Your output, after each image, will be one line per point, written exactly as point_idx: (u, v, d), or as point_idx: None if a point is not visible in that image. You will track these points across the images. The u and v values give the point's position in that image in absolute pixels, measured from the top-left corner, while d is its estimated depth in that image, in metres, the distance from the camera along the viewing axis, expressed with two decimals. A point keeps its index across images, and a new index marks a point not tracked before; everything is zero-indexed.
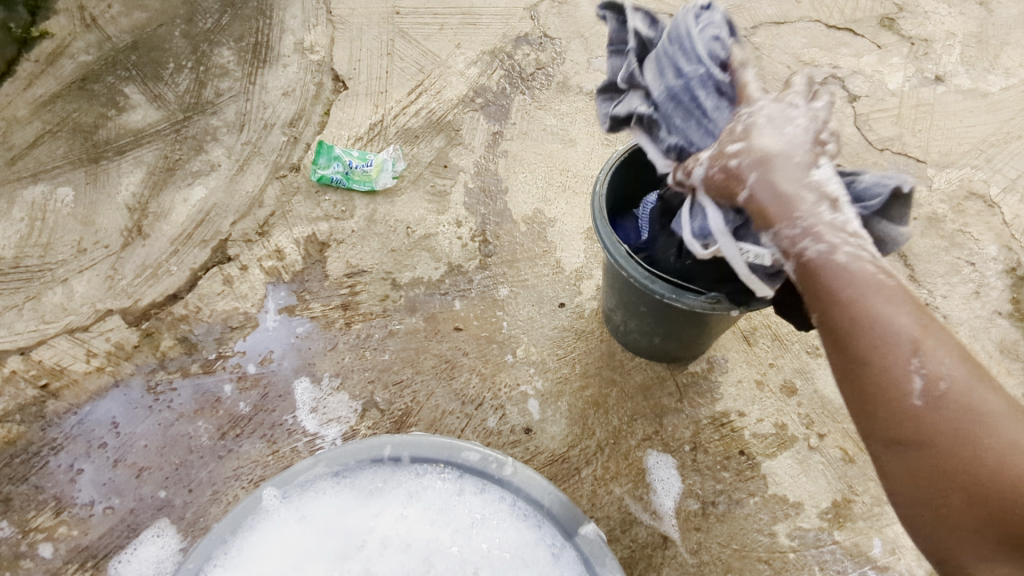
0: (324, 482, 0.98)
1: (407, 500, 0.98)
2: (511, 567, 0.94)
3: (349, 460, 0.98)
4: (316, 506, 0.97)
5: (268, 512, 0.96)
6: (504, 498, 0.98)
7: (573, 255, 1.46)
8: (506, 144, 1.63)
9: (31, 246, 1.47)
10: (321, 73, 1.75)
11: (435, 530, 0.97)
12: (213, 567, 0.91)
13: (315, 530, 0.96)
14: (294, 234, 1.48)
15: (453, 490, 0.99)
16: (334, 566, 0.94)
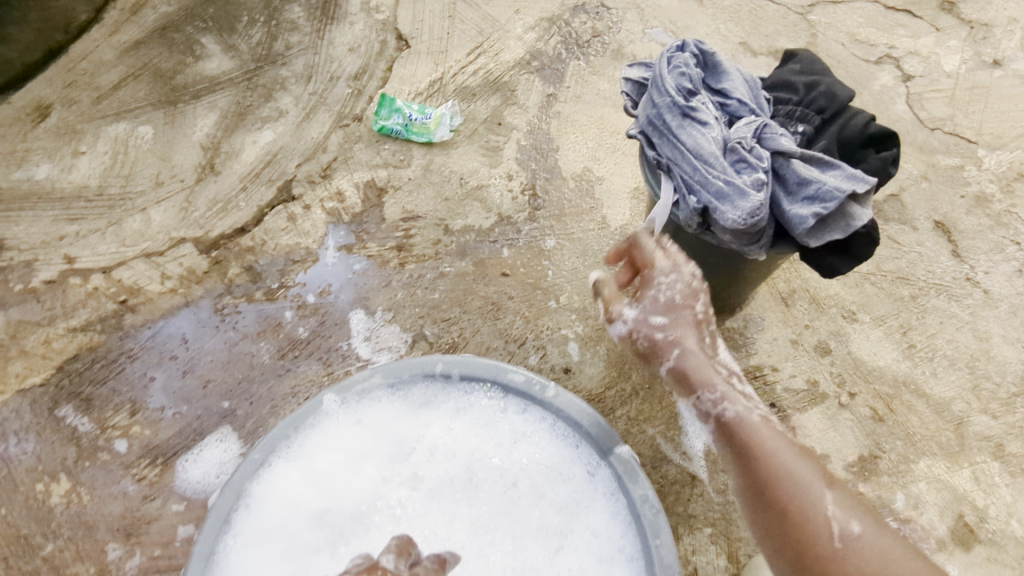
0: (379, 392, 1.06)
1: (454, 414, 1.07)
2: (548, 480, 1.02)
3: (403, 374, 1.05)
4: (372, 413, 1.05)
5: (328, 415, 1.04)
6: (545, 418, 1.05)
7: (619, 213, 1.52)
8: (560, 106, 1.69)
9: (113, 177, 1.58)
10: (385, 31, 1.82)
11: (480, 442, 1.05)
12: (277, 460, 1.00)
13: (369, 434, 1.05)
14: (355, 179, 1.56)
15: (497, 408, 1.06)
16: (385, 467, 1.04)
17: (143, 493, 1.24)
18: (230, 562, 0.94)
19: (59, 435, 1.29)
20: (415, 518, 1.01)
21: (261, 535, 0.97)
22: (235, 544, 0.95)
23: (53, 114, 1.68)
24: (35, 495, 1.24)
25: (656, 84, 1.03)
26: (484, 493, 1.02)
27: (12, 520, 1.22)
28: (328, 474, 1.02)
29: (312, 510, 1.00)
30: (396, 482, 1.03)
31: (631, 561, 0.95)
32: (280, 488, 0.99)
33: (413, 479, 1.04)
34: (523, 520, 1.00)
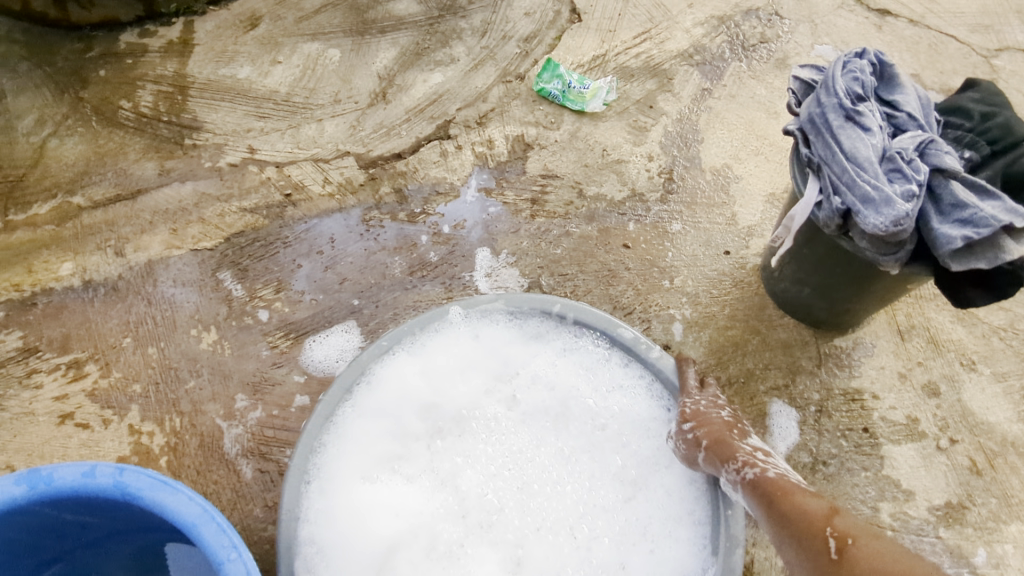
0: (498, 316, 1.17)
1: (560, 351, 1.18)
2: (632, 430, 1.14)
3: (524, 305, 1.15)
4: (488, 332, 1.17)
5: (450, 325, 1.16)
6: (643, 376, 1.15)
7: (749, 213, 1.54)
8: (712, 102, 1.72)
9: (300, 88, 1.78)
10: (561, 2, 1.91)
11: (577, 382, 1.17)
12: (400, 350, 1.13)
13: (482, 348, 1.17)
14: (506, 131, 1.67)
15: (601, 356, 1.16)
16: (491, 381, 1.18)
17: (273, 359, 1.37)
18: (347, 428, 1.08)
19: (217, 294, 1.44)
20: (506, 433, 1.16)
21: (377, 411, 1.11)
22: (353, 415, 1.09)
23: (262, 25, 1.91)
24: (189, 338, 1.40)
25: (825, 85, 1.06)
26: (573, 426, 1.16)
27: (167, 354, 1.38)
28: (440, 375, 1.16)
29: (422, 402, 1.14)
30: (495, 398, 1.17)
31: (698, 524, 1.05)
32: (399, 375, 1.13)
33: (510, 399, 1.17)
34: (604, 460, 1.13)
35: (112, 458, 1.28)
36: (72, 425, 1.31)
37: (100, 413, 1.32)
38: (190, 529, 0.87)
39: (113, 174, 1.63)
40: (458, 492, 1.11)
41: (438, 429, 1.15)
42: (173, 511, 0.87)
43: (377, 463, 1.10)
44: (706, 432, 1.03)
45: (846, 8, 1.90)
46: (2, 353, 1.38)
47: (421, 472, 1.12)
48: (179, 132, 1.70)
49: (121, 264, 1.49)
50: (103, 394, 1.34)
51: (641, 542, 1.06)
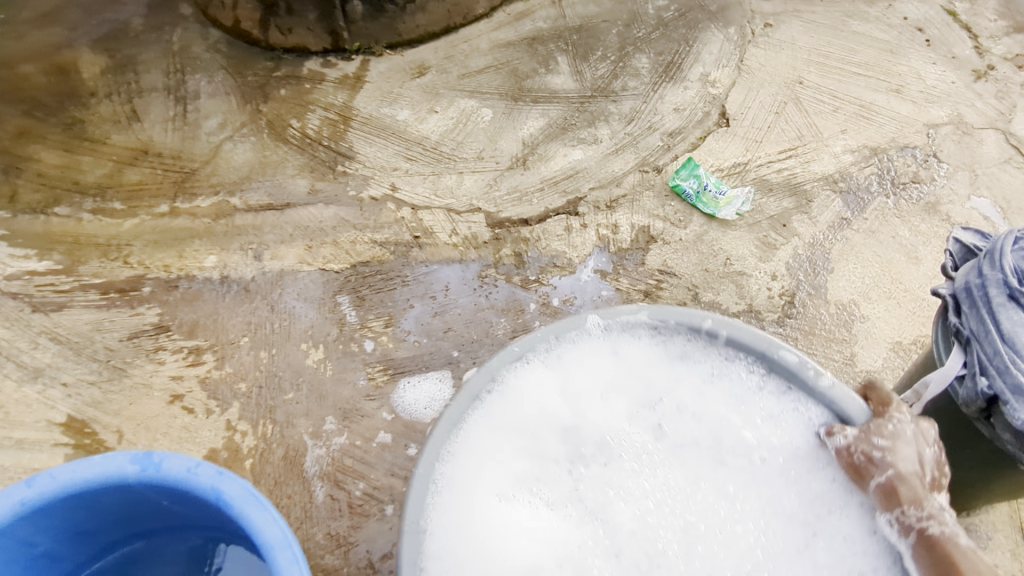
0: (639, 329, 1.01)
1: (709, 380, 1.00)
2: (800, 477, 0.97)
3: (671, 318, 0.99)
4: (630, 349, 1.01)
5: (587, 335, 1.00)
6: (807, 410, 0.96)
7: (871, 358, 1.46)
8: (849, 233, 1.66)
9: (449, 139, 1.89)
10: (712, 105, 1.96)
11: (730, 413, 0.99)
12: (532, 359, 0.98)
13: (622, 367, 1.01)
14: (634, 219, 1.69)
15: (756, 386, 0.99)
16: (631, 406, 1.00)
17: (367, 390, 1.42)
18: (468, 447, 0.94)
19: (332, 316, 1.53)
20: (651, 468, 0.99)
21: (501, 427, 0.96)
22: (478, 428, 0.94)
23: (428, 75, 2.08)
24: (297, 351, 1.48)
25: (991, 256, 0.99)
26: (730, 469, 0.98)
27: (275, 361, 1.46)
28: (572, 393, 0.99)
29: (556, 420, 0.99)
30: (636, 424, 1.00)
31: None
32: (530, 389, 0.98)
33: (655, 428, 1.00)
34: (770, 506, 0.96)
35: (204, 447, 1.35)
36: (179, 407, 1.40)
37: (204, 401, 1.41)
38: (266, 550, 0.89)
39: (268, 185, 1.79)
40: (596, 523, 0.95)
41: (575, 460, 0.98)
42: (255, 530, 0.90)
43: (516, 482, 0.96)
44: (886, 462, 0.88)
45: (1013, 163, 1.83)
46: (139, 325, 1.53)
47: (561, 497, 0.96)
48: (334, 157, 1.85)
49: (256, 268, 1.62)
50: (212, 384, 1.43)
51: None
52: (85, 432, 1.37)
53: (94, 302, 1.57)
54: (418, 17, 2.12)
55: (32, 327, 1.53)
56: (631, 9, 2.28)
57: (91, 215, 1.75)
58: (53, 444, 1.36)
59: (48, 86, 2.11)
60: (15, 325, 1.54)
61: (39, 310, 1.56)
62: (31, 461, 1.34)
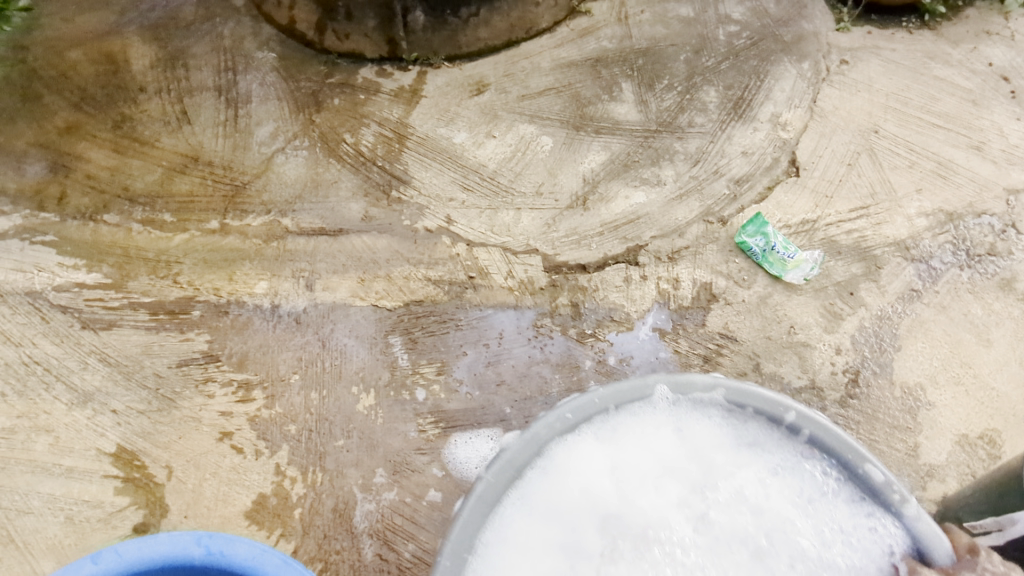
0: (713, 411, 1.09)
1: (772, 469, 1.05)
2: None
3: (748, 403, 1.07)
4: (694, 427, 1.08)
5: (653, 406, 1.09)
6: (876, 523, 1.00)
7: (935, 451, 1.43)
8: (920, 307, 1.61)
9: (507, 169, 1.83)
10: (782, 151, 1.88)
11: (792, 511, 1.02)
12: (591, 430, 1.07)
13: (685, 447, 1.06)
14: (695, 274, 1.64)
15: (822, 483, 1.03)
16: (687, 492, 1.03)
17: (418, 443, 1.40)
18: (512, 523, 1.01)
19: (384, 358, 1.50)
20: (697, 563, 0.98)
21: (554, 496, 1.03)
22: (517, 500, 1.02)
23: (486, 93, 2.00)
24: (348, 395, 1.45)
25: None
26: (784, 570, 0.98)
27: (325, 404, 1.44)
28: (633, 459, 1.06)
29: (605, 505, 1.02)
30: (688, 497, 1.03)
31: None
32: (583, 457, 1.05)
33: (705, 519, 1.01)
34: None
35: (253, 491, 1.34)
36: (228, 445, 1.39)
37: (253, 441, 1.39)
38: None
39: (322, 206, 1.74)
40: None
41: (620, 542, 1.00)
42: None
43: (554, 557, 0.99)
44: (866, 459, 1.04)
45: None
46: (189, 352, 1.51)
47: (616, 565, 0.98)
48: (388, 180, 1.80)
49: (308, 300, 1.58)
50: (262, 423, 1.42)
51: None
52: (134, 465, 1.37)
53: (143, 323, 1.55)
54: (481, 31, 2.03)
55: (82, 345, 1.52)
56: (701, 33, 2.18)
57: (141, 226, 1.71)
58: (103, 475, 1.35)
59: (99, 77, 2.05)
60: (65, 342, 1.52)
61: (89, 327, 1.54)
62: (80, 492, 1.33)
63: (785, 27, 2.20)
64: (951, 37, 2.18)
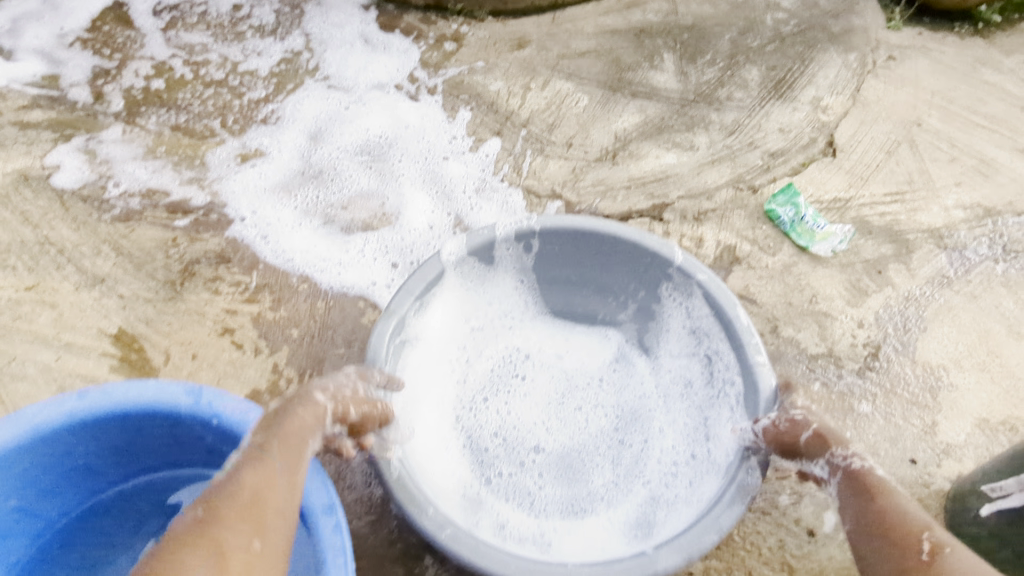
0: (559, 366, 1.42)
1: (565, 364, 1.42)
2: (551, 362, 1.42)
3: (568, 379, 1.41)
4: (558, 363, 1.43)
5: (554, 353, 1.44)
6: (537, 370, 1.41)
7: (954, 431, 1.36)
8: (949, 294, 1.55)
9: (540, 119, 1.80)
10: (819, 132, 1.84)
11: (552, 390, 1.39)
12: (552, 355, 1.43)
13: (549, 364, 1.42)
14: (720, 236, 1.61)
15: (559, 359, 1.43)
16: (560, 374, 1.41)
17: None
18: (572, 363, 1.43)
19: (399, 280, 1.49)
20: (553, 358, 1.43)
21: (568, 353, 1.44)
22: (549, 356, 1.43)
23: (527, 49, 1.98)
24: (354, 306, 1.42)
25: None
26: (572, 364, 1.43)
27: (329, 312, 1.41)
28: (436, 328, 1.30)
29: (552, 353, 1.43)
30: (528, 300, 1.44)
31: (583, 354, 1.44)
32: (551, 371, 1.41)
33: (565, 358, 1.43)
34: (570, 374, 1.41)
35: (249, 386, 1.32)
36: (228, 341, 1.37)
37: (253, 339, 1.37)
38: (308, 519, 0.86)
39: (353, 134, 1.71)
40: (562, 349, 1.44)
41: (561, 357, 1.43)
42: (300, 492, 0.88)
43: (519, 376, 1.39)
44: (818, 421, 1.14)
45: None
46: (201, 251, 1.49)
47: (478, 276, 1.34)
48: (421, 117, 1.77)
49: (362, 163, 1.66)
50: (265, 324, 1.39)
51: (564, 348, 1.44)
52: (133, 348, 1.36)
53: (161, 220, 1.54)
54: None
55: (97, 232, 1.50)
56: (749, 15, 2.16)
57: (171, 131, 1.70)
58: (101, 353, 1.34)
59: None
60: (81, 228, 1.51)
61: (107, 217, 1.53)
62: (76, 366, 1.32)
63: (835, 19, 2.16)
64: (996, 53, 2.11)
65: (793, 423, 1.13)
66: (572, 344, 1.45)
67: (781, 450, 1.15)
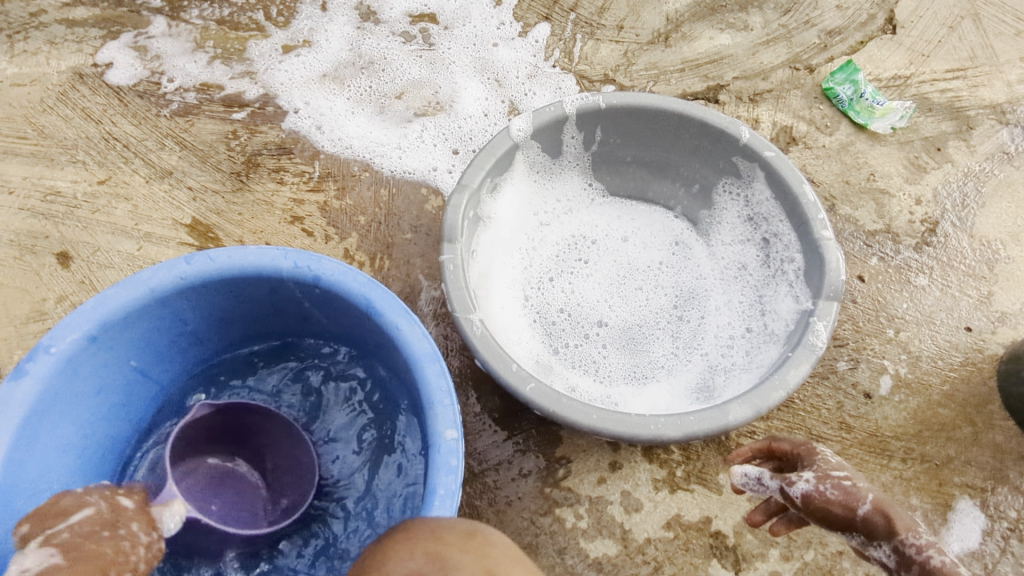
0: (621, 247, 1.40)
1: (626, 245, 1.41)
2: (612, 241, 1.41)
3: (628, 259, 1.39)
4: (620, 245, 1.41)
5: (616, 235, 1.42)
6: (599, 252, 1.40)
7: (1008, 300, 1.40)
8: (1009, 170, 1.54)
9: (589, 2, 1.72)
10: (879, 8, 1.73)
11: (612, 268, 1.38)
12: (614, 237, 1.41)
13: (610, 245, 1.40)
14: (777, 117, 1.59)
15: (622, 238, 1.41)
16: (620, 255, 1.39)
17: None
18: (633, 244, 1.41)
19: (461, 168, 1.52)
20: (615, 239, 1.41)
21: (628, 234, 1.42)
22: (611, 238, 1.41)
23: None
24: (417, 194, 1.45)
25: None
26: (633, 244, 1.41)
27: (394, 200, 1.45)
28: (507, 212, 1.33)
29: (613, 236, 1.41)
30: (592, 187, 1.43)
31: (645, 235, 1.42)
32: (613, 251, 1.40)
33: (627, 239, 1.41)
34: (631, 253, 1.40)
35: None
36: (300, 228, 1.42)
37: (323, 227, 1.42)
38: (414, 363, 0.91)
39: (400, 6, 1.69)
40: (625, 229, 1.42)
41: (623, 239, 1.41)
42: (404, 340, 0.93)
43: (581, 258, 1.39)
44: (871, 489, 0.92)
45: None
46: (261, 144, 1.51)
47: (546, 167, 1.36)
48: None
49: (411, 52, 1.64)
50: (333, 212, 1.43)
51: (626, 228, 1.42)
52: (209, 237, 1.41)
53: (218, 114, 1.54)
54: None
55: (159, 128, 1.52)
56: None
57: (217, 25, 1.65)
58: (179, 242, 1.40)
59: None
60: (143, 124, 1.53)
61: (166, 112, 1.54)
62: (160, 255, 1.38)
63: None
64: None
65: (846, 491, 0.91)
66: (633, 226, 1.42)
67: (821, 522, 0.93)
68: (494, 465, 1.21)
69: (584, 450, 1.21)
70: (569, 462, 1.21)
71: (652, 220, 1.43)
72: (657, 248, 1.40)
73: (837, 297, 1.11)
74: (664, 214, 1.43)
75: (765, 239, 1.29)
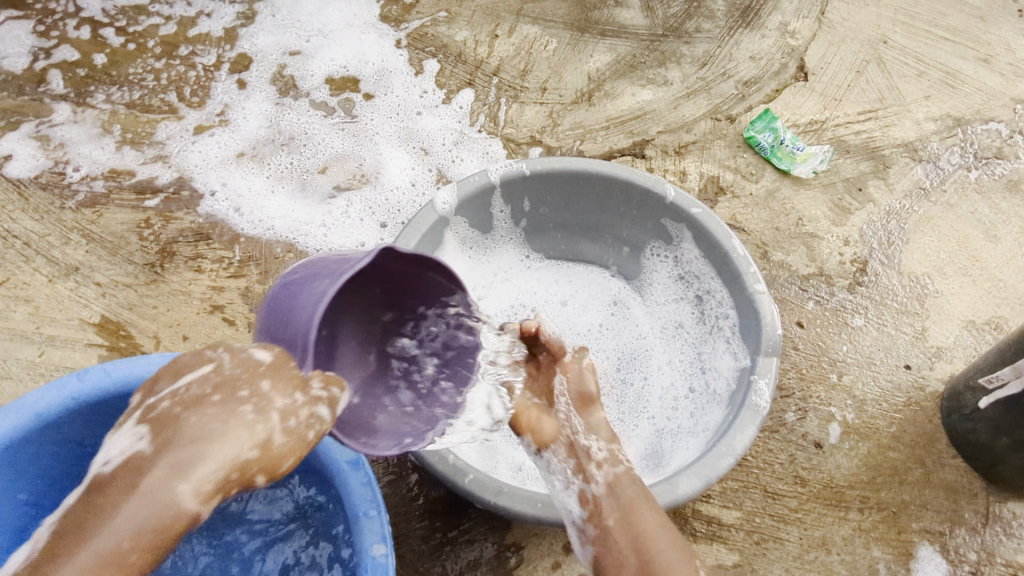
0: (559, 313, 1.37)
1: (564, 310, 1.37)
2: (550, 307, 1.38)
3: (568, 325, 1.36)
4: (558, 310, 1.37)
5: (554, 301, 1.38)
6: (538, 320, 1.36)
7: (942, 334, 1.42)
8: (928, 205, 1.59)
9: (511, 66, 1.73)
10: (790, 56, 1.79)
11: None
12: (552, 302, 1.38)
13: (548, 312, 1.37)
14: (703, 168, 1.61)
15: (560, 304, 1.38)
16: (559, 321, 1.36)
17: None
18: (572, 309, 1.38)
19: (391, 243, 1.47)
20: (553, 304, 1.38)
21: (566, 299, 1.39)
22: (549, 305, 1.38)
23: None
24: None
25: None
26: (571, 308, 1.38)
27: None
28: None
29: (551, 301, 1.38)
30: (525, 253, 1.40)
31: (582, 298, 1.39)
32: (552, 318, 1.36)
33: (564, 304, 1.38)
34: (569, 318, 1.37)
35: None
36: (220, 318, 1.34)
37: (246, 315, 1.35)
38: (336, 472, 0.86)
39: (319, 72, 1.67)
40: (562, 293, 1.39)
41: (561, 304, 1.38)
42: (324, 447, 0.87)
43: None
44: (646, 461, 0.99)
45: None
46: (176, 231, 1.43)
47: (476, 241, 1.33)
48: (384, 58, 1.70)
49: (333, 125, 1.60)
50: (256, 299, 1.36)
51: (563, 292, 1.39)
52: (121, 335, 1.32)
53: (129, 202, 1.46)
54: None
55: (64, 222, 1.43)
56: None
57: (126, 109, 1.58)
58: (87, 344, 1.30)
59: None
60: (45, 218, 1.43)
61: (71, 204, 1.45)
62: (66, 361, 1.28)
63: None
64: None
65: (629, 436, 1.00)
66: (570, 289, 1.40)
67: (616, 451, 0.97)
68: (441, 561, 1.13)
69: (536, 534, 1.15)
70: (520, 549, 1.14)
71: (589, 283, 1.41)
72: (596, 311, 1.38)
73: (775, 352, 1.09)
74: (601, 275, 1.41)
75: (699, 296, 1.28)
